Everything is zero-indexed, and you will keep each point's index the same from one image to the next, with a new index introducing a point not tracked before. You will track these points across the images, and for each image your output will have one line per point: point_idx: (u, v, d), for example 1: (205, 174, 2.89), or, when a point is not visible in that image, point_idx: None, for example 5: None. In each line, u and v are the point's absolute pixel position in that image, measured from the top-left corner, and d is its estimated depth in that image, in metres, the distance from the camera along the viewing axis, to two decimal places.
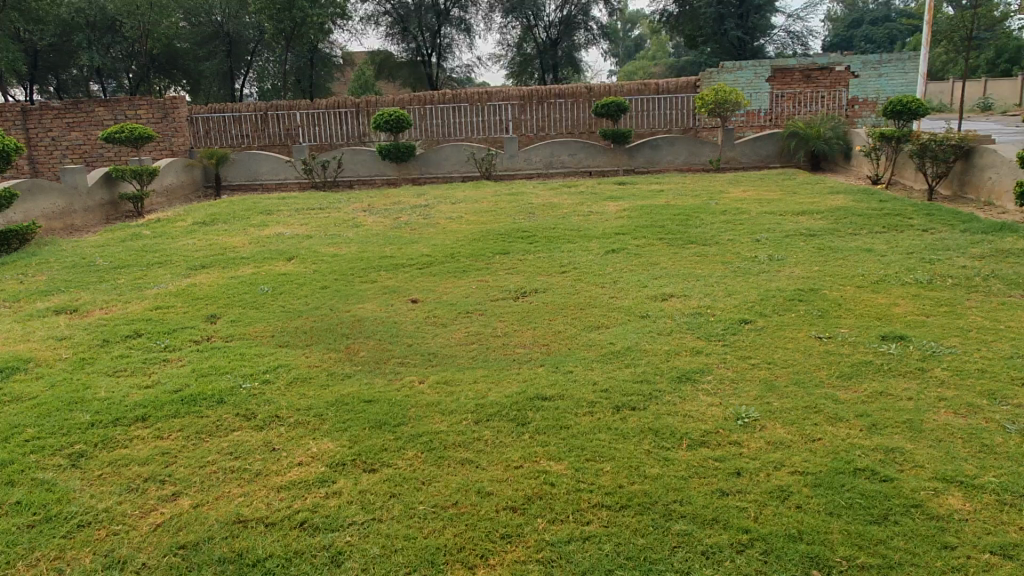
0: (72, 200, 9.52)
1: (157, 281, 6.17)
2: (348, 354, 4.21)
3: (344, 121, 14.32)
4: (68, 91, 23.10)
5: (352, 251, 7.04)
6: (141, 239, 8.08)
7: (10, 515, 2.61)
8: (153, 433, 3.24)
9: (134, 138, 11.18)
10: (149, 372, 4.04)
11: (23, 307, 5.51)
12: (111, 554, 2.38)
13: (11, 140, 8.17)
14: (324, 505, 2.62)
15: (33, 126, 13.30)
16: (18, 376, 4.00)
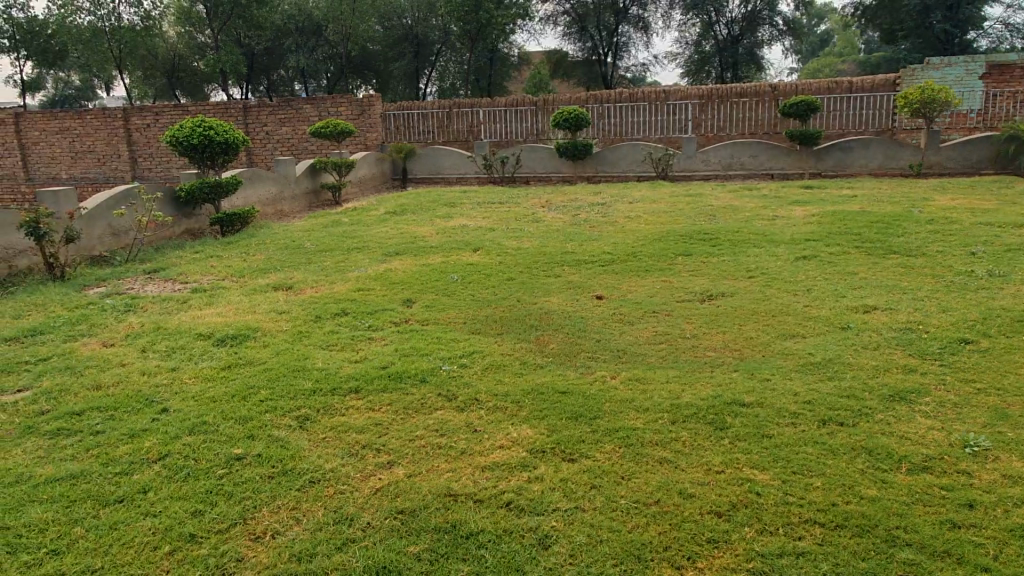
0: (282, 187, 10.51)
1: (357, 265, 6.66)
2: (539, 345, 4.31)
3: (523, 119, 14.68)
4: (276, 90, 25.49)
5: (535, 245, 7.21)
6: (341, 226, 8.75)
7: (253, 465, 2.93)
8: (367, 404, 3.50)
9: (337, 133, 12.14)
10: (358, 347, 4.38)
11: (248, 282, 6.16)
12: (339, 510, 2.60)
13: (240, 135, 9.09)
14: (529, 489, 2.70)
15: (250, 121, 14.80)
16: (250, 343, 4.48)
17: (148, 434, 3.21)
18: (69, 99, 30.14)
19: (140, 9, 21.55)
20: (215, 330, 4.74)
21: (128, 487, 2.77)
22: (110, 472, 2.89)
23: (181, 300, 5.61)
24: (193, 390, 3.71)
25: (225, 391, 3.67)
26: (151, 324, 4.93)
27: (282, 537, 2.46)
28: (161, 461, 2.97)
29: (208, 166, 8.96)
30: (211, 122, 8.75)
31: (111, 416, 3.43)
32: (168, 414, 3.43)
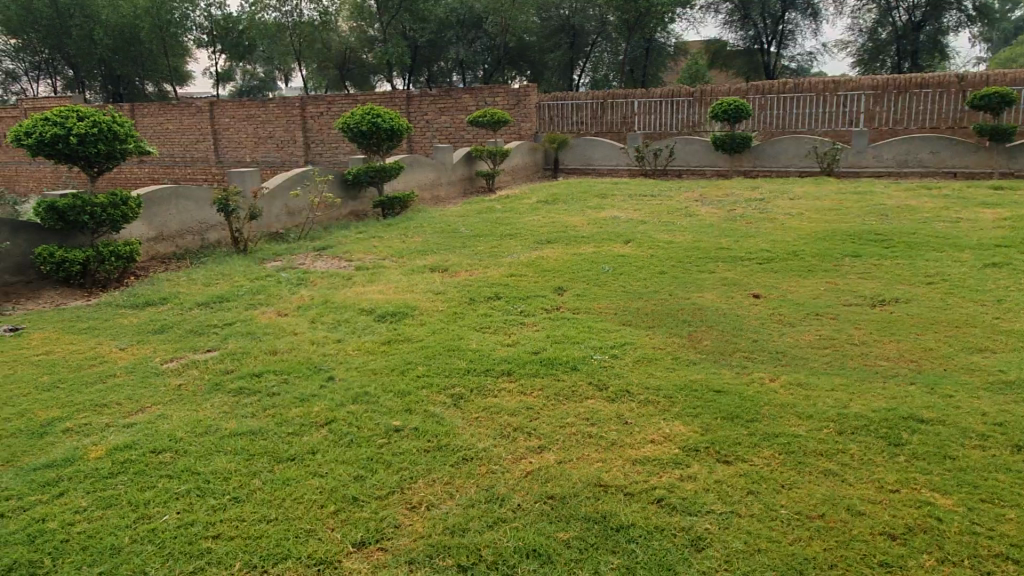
0: (440, 173, 10.88)
1: (510, 251, 6.77)
2: (691, 341, 4.18)
3: (678, 110, 14.27)
4: (436, 81, 26.45)
5: (688, 239, 7.01)
6: (495, 213, 8.93)
7: (411, 437, 3.07)
8: (519, 388, 3.55)
9: (493, 122, 12.39)
10: (510, 331, 4.46)
11: (407, 263, 6.44)
12: (491, 489, 2.67)
13: (404, 122, 9.47)
14: (681, 487, 2.63)
15: (413, 110, 15.43)
16: (408, 321, 4.69)
17: (316, 400, 3.48)
18: (253, 89, 32.87)
19: (318, 6, 23.08)
20: (377, 306, 5.01)
21: (299, 448, 3.01)
22: (283, 432, 3.16)
23: (346, 277, 5.99)
24: (356, 362, 3.96)
25: (386, 365, 3.88)
26: (320, 298, 5.32)
27: (437, 510, 2.56)
28: (328, 426, 3.21)
29: (374, 151, 9.45)
30: (380, 110, 9.20)
31: (285, 381, 3.76)
32: (334, 383, 3.70)
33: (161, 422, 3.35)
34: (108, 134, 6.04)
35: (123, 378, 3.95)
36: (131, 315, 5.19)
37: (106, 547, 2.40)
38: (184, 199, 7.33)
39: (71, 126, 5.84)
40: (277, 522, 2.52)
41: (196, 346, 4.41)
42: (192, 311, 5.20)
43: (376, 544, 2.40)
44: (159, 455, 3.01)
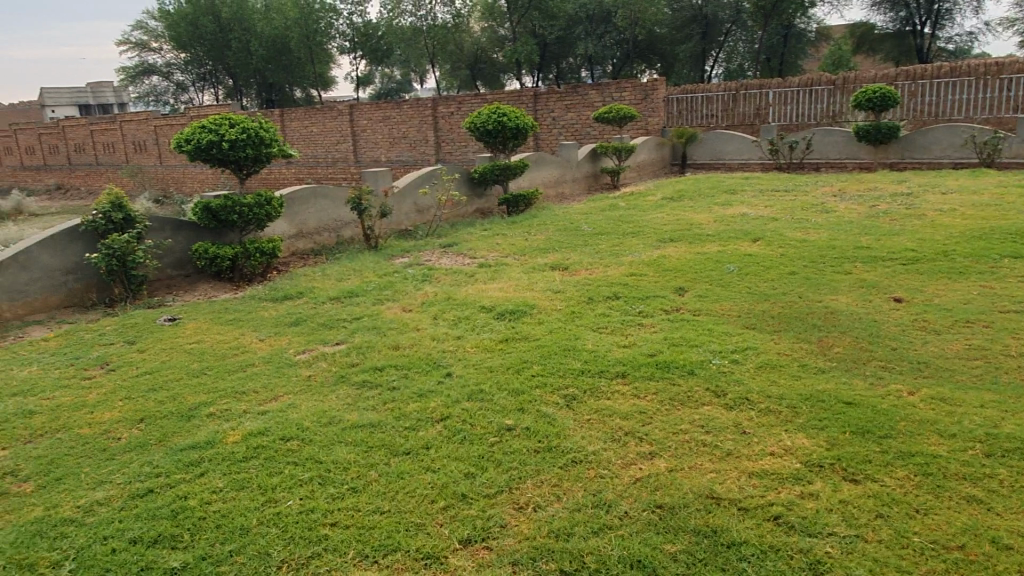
0: (565, 170, 10.89)
1: (632, 250, 6.66)
2: (821, 348, 3.93)
3: (817, 100, 13.47)
4: (564, 77, 26.46)
5: (823, 238, 6.61)
6: (618, 210, 8.82)
7: (522, 437, 3.09)
8: (632, 390, 3.48)
9: (619, 118, 12.25)
10: (627, 332, 4.38)
11: (528, 261, 6.49)
12: (598, 495, 2.63)
13: (530, 120, 9.53)
14: (801, 505, 2.48)
15: (540, 107, 15.46)
16: (526, 319, 4.72)
17: (433, 396, 3.58)
18: (390, 92, 34.36)
19: (451, 8, 23.82)
20: (497, 303, 5.09)
21: (414, 442, 3.11)
22: (401, 426, 3.28)
23: (469, 274, 6.12)
24: (474, 359, 4.03)
25: (501, 363, 3.93)
26: (442, 295, 5.47)
27: (543, 512, 2.56)
28: (442, 422, 3.29)
29: (500, 149, 9.60)
30: (506, 109, 9.32)
31: (406, 375, 3.89)
32: (450, 379, 3.79)
33: (292, 410, 3.56)
34: (255, 139, 6.47)
35: (261, 367, 4.23)
36: (271, 308, 5.56)
37: (236, 526, 2.57)
38: (322, 199, 7.77)
39: (224, 132, 6.30)
40: (389, 514, 2.60)
41: (326, 339, 4.66)
42: (324, 305, 5.49)
43: (481, 543, 2.43)
44: (287, 443, 3.20)
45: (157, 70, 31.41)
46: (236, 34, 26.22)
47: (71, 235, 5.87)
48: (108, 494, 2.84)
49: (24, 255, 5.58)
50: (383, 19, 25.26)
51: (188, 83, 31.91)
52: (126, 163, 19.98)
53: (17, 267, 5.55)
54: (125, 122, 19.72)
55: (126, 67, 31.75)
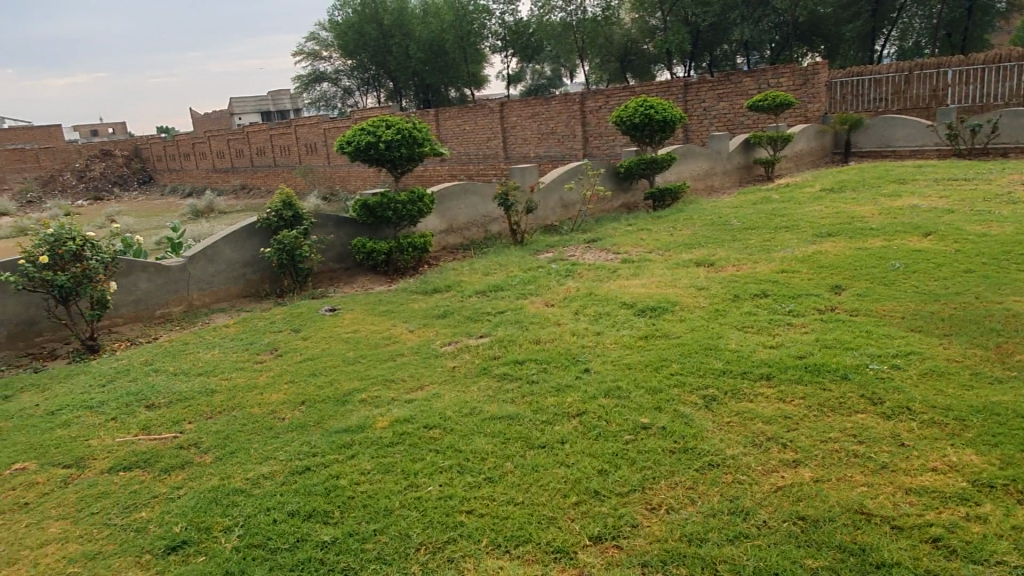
0: (715, 162, 10.52)
1: (785, 245, 6.33)
2: (998, 355, 3.55)
3: (1007, 77, 12.07)
4: (717, 65, 25.46)
5: (1009, 231, 5.94)
6: (771, 203, 8.40)
7: (657, 437, 3.04)
8: (777, 394, 3.32)
9: (775, 106, 11.64)
10: (775, 332, 4.18)
11: (672, 257, 6.35)
12: (735, 501, 2.54)
13: (679, 111, 9.27)
14: (965, 528, 2.26)
15: (691, 98, 14.42)
16: (667, 316, 4.63)
17: (569, 391, 3.61)
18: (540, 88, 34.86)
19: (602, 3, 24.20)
20: (638, 300, 5.03)
21: (549, 437, 3.15)
22: (537, 420, 3.33)
23: (611, 270, 6.09)
24: (612, 356, 4.02)
25: (640, 360, 3.88)
26: (584, 291, 5.49)
27: (676, 515, 2.51)
28: (578, 418, 3.31)
29: (647, 142, 9.45)
30: (654, 101, 9.14)
31: (544, 370, 3.95)
32: (588, 375, 3.80)
33: (435, 400, 3.72)
34: (409, 139, 6.75)
35: (410, 357, 4.45)
36: (421, 301, 5.82)
37: (381, 507, 2.72)
38: (471, 195, 8.02)
39: (380, 134, 6.64)
40: (523, 506, 2.65)
41: (471, 332, 4.82)
42: (470, 299, 5.68)
43: (612, 541, 2.42)
44: (430, 431, 3.35)
45: (327, 77, 33.77)
46: (397, 39, 27.65)
47: (249, 232, 6.46)
48: (272, 469, 3.11)
49: (211, 250, 6.22)
50: (534, 17, 25.77)
51: (353, 88, 34.07)
52: (299, 165, 21.66)
53: (204, 260, 6.19)
54: (298, 126, 21.37)
55: (300, 75, 34.41)
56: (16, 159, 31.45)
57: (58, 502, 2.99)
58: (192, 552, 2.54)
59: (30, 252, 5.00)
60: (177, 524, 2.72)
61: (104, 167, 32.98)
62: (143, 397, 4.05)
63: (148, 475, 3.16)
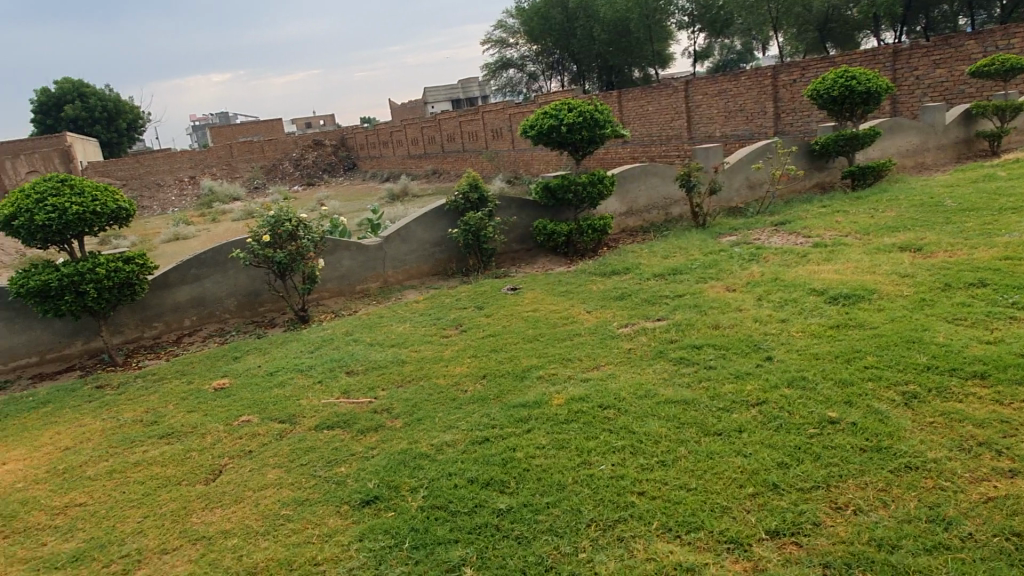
0: (928, 137, 9.49)
1: (1010, 228, 5.59)
2: None
3: None
4: (936, 28, 22.78)
5: None
6: (996, 181, 7.45)
7: (846, 433, 2.85)
8: (993, 395, 2.97)
9: (1005, 70, 10.24)
10: (993, 326, 3.72)
11: (872, 241, 5.85)
12: (935, 509, 2.33)
13: (887, 81, 8.43)
14: None
15: (900, 66, 12.48)
16: (863, 305, 4.29)
17: (750, 378, 3.49)
18: (729, 64, 33.26)
19: None
20: (831, 286, 4.70)
21: (726, 424, 3.07)
22: (715, 406, 3.25)
23: (801, 254, 5.74)
24: (798, 344, 3.81)
25: (830, 351, 3.65)
26: (770, 276, 5.23)
27: (865, 517, 2.35)
28: (758, 407, 3.19)
29: (846, 116, 8.73)
30: (856, 71, 8.40)
31: (723, 356, 3.84)
32: (772, 363, 3.64)
33: (611, 380, 3.75)
34: (590, 121, 6.73)
35: (586, 337, 4.51)
36: (599, 282, 5.85)
37: (555, 481, 2.80)
38: (652, 177, 7.90)
39: (562, 117, 6.71)
40: (696, 492, 2.61)
41: (648, 315, 4.77)
42: (649, 282, 5.63)
43: (790, 537, 2.32)
44: (604, 411, 3.39)
45: (513, 64, 34.56)
46: (582, 22, 27.66)
47: (438, 213, 6.83)
48: (454, 437, 3.31)
49: (404, 230, 6.67)
50: None
51: (539, 72, 34.62)
52: (486, 150, 22.45)
53: (398, 240, 6.65)
54: (485, 112, 22.11)
55: (489, 63, 35.49)
56: (245, 150, 35.50)
57: (274, 452, 3.40)
58: (383, 506, 2.78)
59: (255, 231, 5.66)
60: (371, 480, 2.99)
61: (315, 155, 36.27)
62: (344, 364, 4.47)
63: (347, 435, 3.49)
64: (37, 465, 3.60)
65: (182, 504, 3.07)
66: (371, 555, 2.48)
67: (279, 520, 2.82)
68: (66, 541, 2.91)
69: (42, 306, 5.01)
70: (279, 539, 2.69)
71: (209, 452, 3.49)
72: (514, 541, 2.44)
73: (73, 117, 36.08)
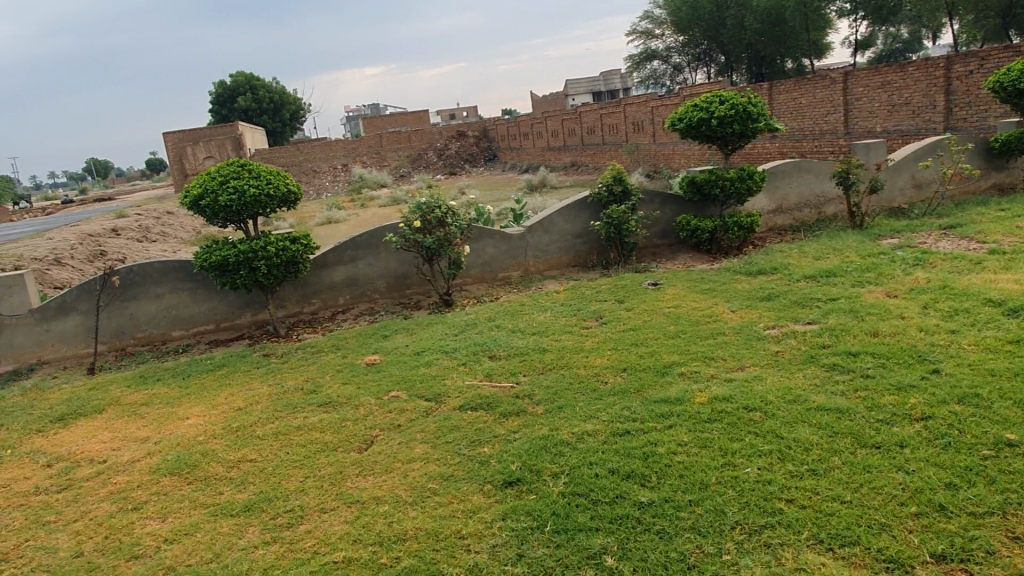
0: None
1: None
2: None
3: None
4: None
5: None
6: None
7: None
8: None
9: None
10: None
11: None
12: None
13: None
14: None
15: None
16: None
17: (914, 391, 3.26)
18: (895, 54, 30.89)
19: None
20: (1011, 298, 4.29)
21: (886, 438, 2.89)
22: (874, 417, 3.08)
23: (975, 261, 5.27)
24: (970, 358, 3.52)
25: (1008, 368, 3.34)
26: (937, 283, 4.85)
27: None
28: (922, 422, 2.98)
29: None
30: None
31: (883, 365, 3.61)
32: (939, 377, 3.38)
33: (757, 382, 3.64)
34: (743, 115, 6.50)
35: (731, 337, 4.38)
36: (745, 281, 5.66)
37: (697, 480, 2.76)
38: (806, 173, 7.52)
39: (714, 109, 6.52)
40: (851, 505, 2.49)
41: (798, 318, 4.57)
42: (799, 283, 5.37)
43: (959, 563, 2.17)
44: (750, 413, 3.29)
45: (658, 55, 33.91)
46: (734, 11, 26.62)
47: (581, 205, 6.86)
48: (595, 428, 3.34)
49: (546, 221, 6.75)
50: None
51: (684, 64, 33.75)
52: (626, 143, 22.18)
53: (541, 230, 6.75)
54: (627, 104, 21.82)
55: (633, 54, 34.98)
56: (394, 140, 37.14)
57: (422, 428, 3.57)
58: (525, 489, 2.85)
59: (407, 217, 5.94)
60: (513, 462, 3.08)
61: (458, 146, 37.32)
62: (487, 348, 4.61)
63: (490, 417, 3.61)
64: (214, 421, 4.00)
65: (339, 468, 3.30)
66: (513, 534, 2.56)
67: (426, 492, 2.96)
68: (240, 491, 3.21)
69: (221, 279, 5.53)
70: (426, 509, 2.83)
71: (363, 423, 3.72)
72: (656, 535, 2.44)
73: (244, 108, 39.25)
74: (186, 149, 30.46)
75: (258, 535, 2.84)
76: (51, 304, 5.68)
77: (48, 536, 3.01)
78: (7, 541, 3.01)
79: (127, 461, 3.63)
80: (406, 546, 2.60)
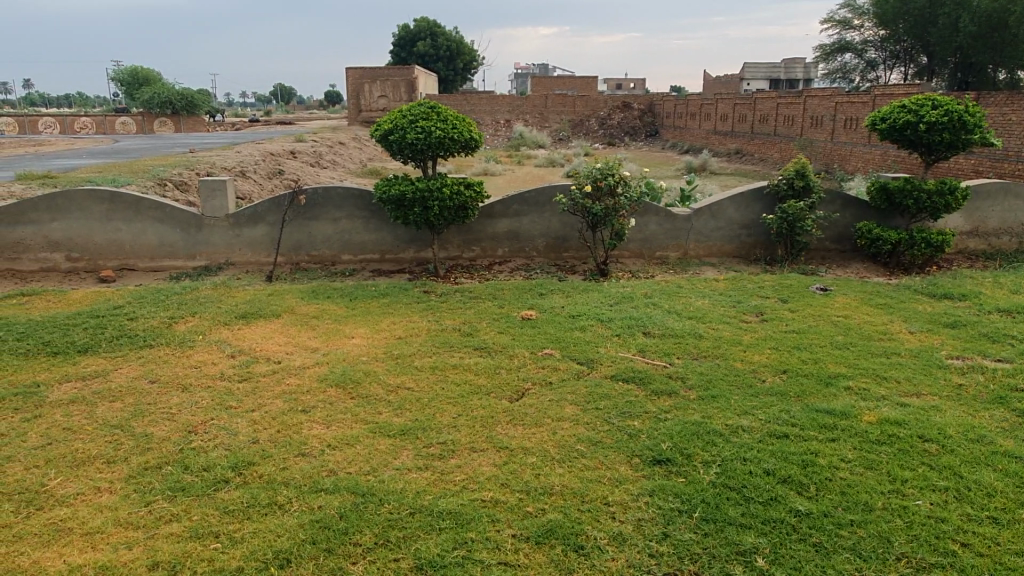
0: None
1: None
2: None
3: None
4: None
5: None
6: None
7: None
8: None
9: None
10: None
11: None
12: None
13: None
14: None
15: None
16: None
17: None
18: None
19: None
20: None
21: None
22: None
23: None
24: None
25: None
26: None
27: None
28: None
29: None
30: None
31: None
32: None
33: (935, 412, 3.38)
34: (957, 124, 5.93)
35: (907, 359, 4.08)
36: (926, 303, 5.24)
37: (860, 500, 2.62)
38: (1014, 198, 6.79)
39: (924, 113, 6.00)
40: None
41: (988, 352, 4.17)
42: (990, 315, 4.91)
43: None
44: (925, 443, 3.06)
45: (853, 48, 31.77)
46: (949, 9, 24.32)
47: (756, 195, 6.58)
48: (750, 424, 3.23)
49: (716, 206, 6.55)
50: None
51: (879, 61, 31.36)
52: (800, 137, 20.93)
53: (708, 215, 6.56)
54: (808, 97, 20.54)
55: (824, 44, 33.01)
56: (558, 102, 37.15)
57: (573, 389, 3.62)
58: (675, 470, 2.83)
59: (580, 181, 5.96)
60: (664, 441, 3.06)
61: (622, 117, 36.73)
62: (642, 324, 4.57)
63: (642, 392, 3.59)
64: (377, 345, 4.25)
65: (490, 412, 3.40)
66: (660, 512, 2.55)
67: (574, 452, 3.00)
68: (397, 415, 3.39)
69: (396, 214, 5.81)
70: (574, 469, 2.87)
71: (515, 373, 3.83)
72: (813, 548, 2.35)
73: (422, 53, 40.57)
74: (364, 87, 31.91)
75: (411, 459, 2.98)
76: (245, 212, 6.22)
77: (230, 418, 3.32)
78: (196, 415, 3.36)
79: (299, 365, 3.94)
80: (552, 500, 2.65)
